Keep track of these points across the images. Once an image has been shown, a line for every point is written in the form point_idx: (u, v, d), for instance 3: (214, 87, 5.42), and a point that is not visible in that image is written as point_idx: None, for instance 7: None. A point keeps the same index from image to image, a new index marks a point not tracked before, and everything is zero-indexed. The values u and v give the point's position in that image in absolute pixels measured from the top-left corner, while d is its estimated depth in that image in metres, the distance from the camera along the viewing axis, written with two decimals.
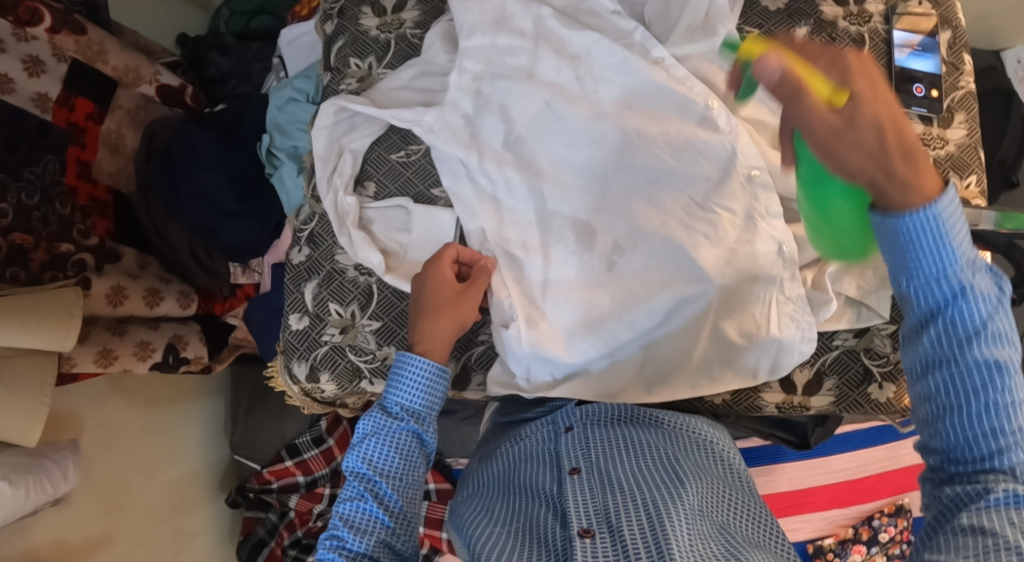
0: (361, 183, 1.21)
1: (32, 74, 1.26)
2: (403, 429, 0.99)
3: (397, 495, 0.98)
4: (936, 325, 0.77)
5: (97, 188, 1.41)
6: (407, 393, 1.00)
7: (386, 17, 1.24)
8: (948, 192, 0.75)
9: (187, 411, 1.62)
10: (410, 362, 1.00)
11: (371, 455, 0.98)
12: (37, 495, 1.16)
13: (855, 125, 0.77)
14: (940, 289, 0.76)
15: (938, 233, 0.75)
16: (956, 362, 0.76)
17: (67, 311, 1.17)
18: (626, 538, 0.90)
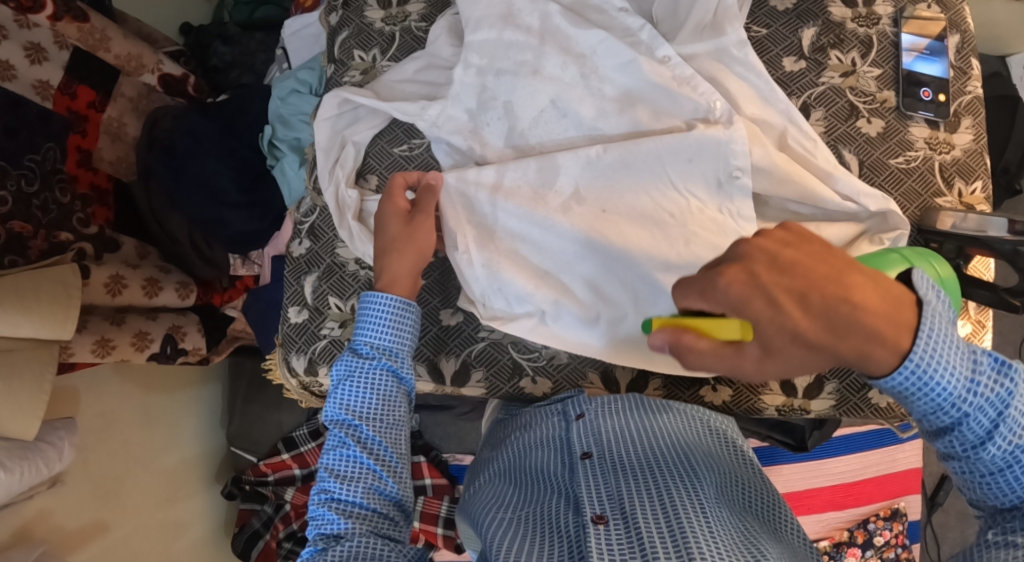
0: (364, 176, 1.21)
1: (34, 61, 1.26)
2: (374, 368, 1.01)
3: (376, 437, 1.00)
4: (950, 439, 0.81)
5: (97, 176, 1.40)
6: (372, 332, 1.02)
7: (391, 9, 1.23)
8: (915, 316, 0.78)
9: (183, 400, 1.61)
10: (373, 303, 1.02)
11: (347, 402, 1.01)
12: (32, 476, 1.17)
13: (776, 355, 0.80)
14: (948, 415, 0.80)
15: (924, 373, 0.78)
16: (976, 460, 0.81)
17: (66, 289, 1.17)
18: (641, 526, 0.86)
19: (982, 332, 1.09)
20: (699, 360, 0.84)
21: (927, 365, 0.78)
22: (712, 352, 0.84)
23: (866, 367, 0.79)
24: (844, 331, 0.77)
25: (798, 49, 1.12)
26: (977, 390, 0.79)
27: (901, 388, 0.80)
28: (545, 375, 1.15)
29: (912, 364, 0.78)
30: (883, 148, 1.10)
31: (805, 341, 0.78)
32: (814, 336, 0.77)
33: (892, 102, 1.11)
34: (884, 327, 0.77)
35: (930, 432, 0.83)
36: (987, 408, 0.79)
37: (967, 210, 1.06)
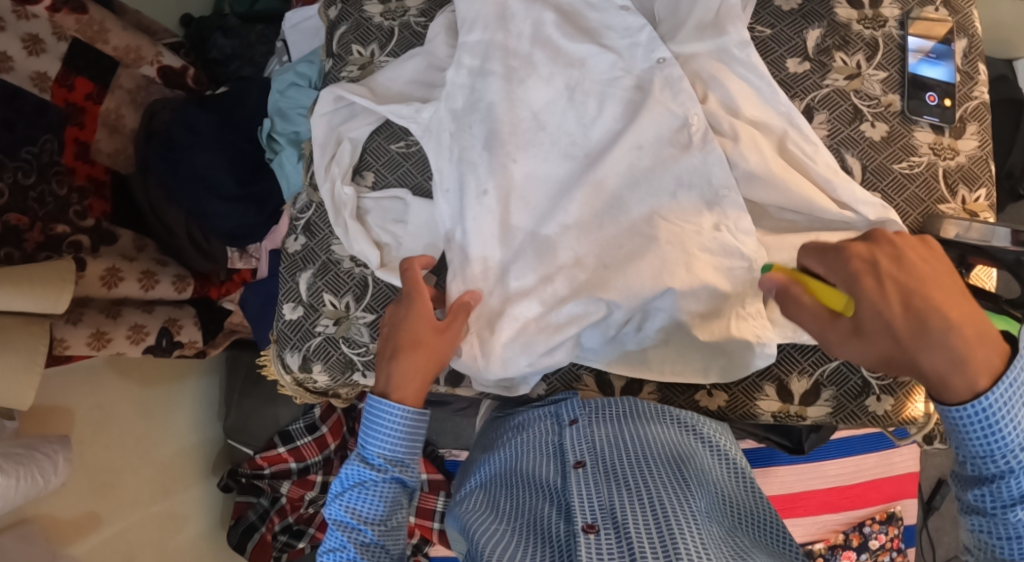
0: (360, 173, 1.20)
1: (32, 52, 1.25)
2: (384, 478, 0.98)
3: (380, 545, 0.98)
4: (988, 488, 0.82)
5: (94, 168, 1.39)
6: (383, 442, 0.98)
7: (390, 4, 1.21)
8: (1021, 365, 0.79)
9: (179, 393, 1.61)
10: (387, 413, 0.97)
11: (353, 505, 0.99)
12: (28, 488, 1.17)
13: (860, 337, 0.83)
14: (997, 463, 0.81)
15: (995, 417, 0.79)
16: (1004, 515, 0.81)
17: (59, 275, 1.16)
18: (632, 536, 0.86)
19: None
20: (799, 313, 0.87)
21: (995, 410, 0.79)
22: (814, 309, 0.86)
23: (937, 388, 0.80)
24: (935, 340, 0.79)
25: (802, 51, 1.10)
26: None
27: (971, 421, 0.80)
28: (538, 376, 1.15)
29: (987, 402, 0.79)
30: (886, 153, 1.08)
31: (892, 337, 0.81)
32: (902, 330, 0.80)
33: (897, 106, 1.09)
34: (965, 353, 0.79)
35: (969, 479, 0.84)
36: None
37: (970, 217, 1.05)
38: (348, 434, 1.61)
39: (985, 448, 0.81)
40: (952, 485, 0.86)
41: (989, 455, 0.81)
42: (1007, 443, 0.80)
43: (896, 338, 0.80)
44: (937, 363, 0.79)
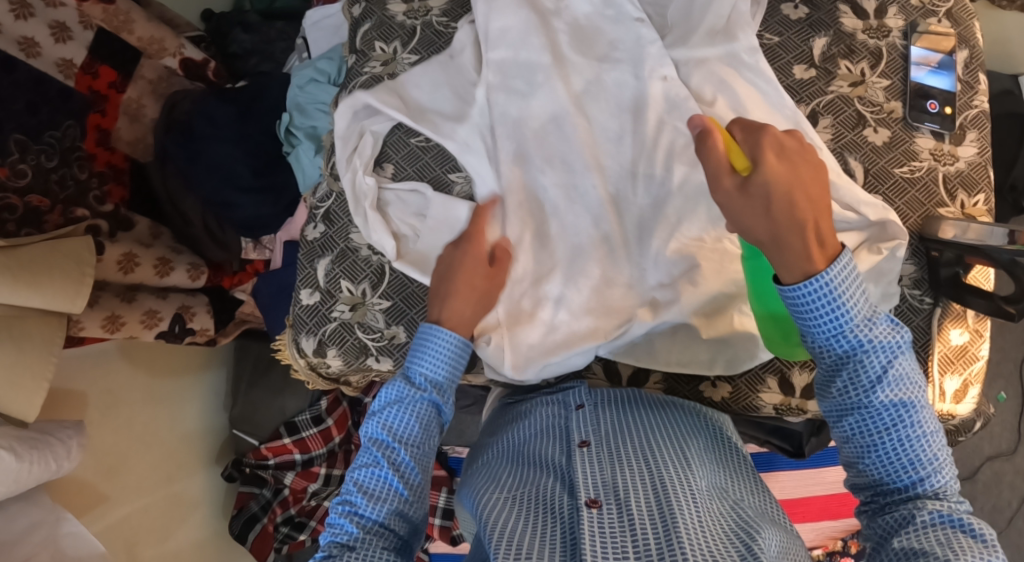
0: (381, 165, 1.22)
1: (58, 39, 1.29)
2: (422, 397, 1.00)
3: (412, 463, 0.98)
4: (843, 380, 0.89)
5: (114, 155, 1.42)
6: (429, 363, 1.02)
7: (413, 4, 1.24)
8: (845, 255, 0.86)
9: (187, 382, 1.63)
10: (436, 336, 1.02)
11: (390, 422, 0.99)
12: (41, 473, 1.19)
13: (745, 193, 0.88)
14: (842, 347, 0.88)
15: (830, 294, 0.86)
16: (863, 405, 0.88)
17: (78, 269, 1.20)
18: (634, 511, 0.88)
19: (979, 342, 1.11)
20: (711, 154, 0.90)
21: (829, 289, 0.86)
22: (721, 155, 0.90)
23: (783, 269, 0.88)
24: (796, 217, 0.87)
25: (809, 58, 1.14)
26: (872, 331, 0.87)
27: (808, 307, 0.87)
28: None
29: (823, 280, 0.86)
30: (888, 157, 1.12)
31: (766, 200, 0.87)
32: (773, 202, 0.87)
33: (899, 113, 1.13)
34: (813, 246, 0.87)
35: (828, 377, 0.90)
36: (876, 363, 0.87)
37: (969, 219, 1.08)
38: (353, 427, 1.64)
39: (831, 335, 0.88)
40: (818, 393, 0.93)
41: (831, 342, 0.88)
42: (842, 327, 0.87)
43: (768, 210, 0.87)
44: (794, 247, 0.87)
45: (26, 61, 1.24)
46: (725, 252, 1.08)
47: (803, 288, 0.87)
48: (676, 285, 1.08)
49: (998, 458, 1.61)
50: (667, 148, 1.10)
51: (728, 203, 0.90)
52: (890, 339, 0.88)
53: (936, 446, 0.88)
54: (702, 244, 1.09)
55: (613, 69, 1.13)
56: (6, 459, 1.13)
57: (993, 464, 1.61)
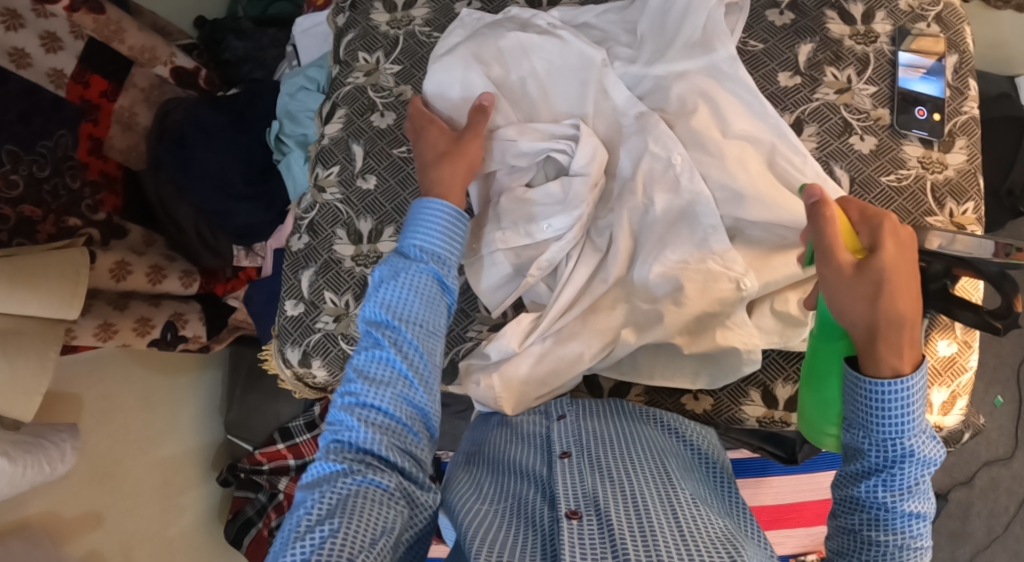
0: (364, 175, 1.20)
1: (49, 50, 1.29)
2: (422, 269, 0.95)
3: (415, 339, 0.91)
4: (877, 481, 0.85)
5: (107, 164, 1.43)
6: (424, 234, 0.97)
7: (397, 13, 1.23)
8: (926, 367, 0.83)
9: (184, 389, 1.64)
10: (429, 208, 0.98)
11: (389, 300, 0.93)
12: (34, 475, 1.20)
13: (860, 273, 0.83)
14: (891, 451, 0.84)
15: (905, 397, 0.82)
16: (885, 510, 0.85)
17: (74, 269, 1.21)
18: (614, 521, 0.87)
19: (968, 352, 1.09)
20: (823, 223, 0.85)
21: (902, 394, 0.82)
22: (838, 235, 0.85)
23: (871, 353, 0.83)
24: (898, 316, 0.81)
25: (794, 65, 1.12)
26: (925, 447, 0.84)
27: (876, 402, 0.83)
28: None
29: (901, 385, 0.82)
30: (875, 165, 1.10)
31: (877, 293, 0.82)
32: (882, 299, 0.82)
33: (886, 121, 1.11)
34: (906, 343, 0.82)
35: (857, 476, 0.87)
36: (908, 476, 0.84)
37: (956, 229, 1.06)
38: None
39: (887, 439, 0.84)
40: (838, 482, 0.89)
41: (881, 445, 0.84)
42: (901, 434, 0.83)
43: (875, 300, 0.82)
44: (890, 339, 0.82)
45: (17, 72, 1.25)
46: (710, 272, 1.02)
47: (881, 383, 0.82)
48: (660, 305, 1.03)
49: (997, 464, 1.59)
50: (645, 169, 1.05)
51: (830, 291, 0.85)
52: (932, 460, 0.84)
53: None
54: (686, 265, 1.03)
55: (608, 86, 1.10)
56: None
57: (992, 469, 1.59)
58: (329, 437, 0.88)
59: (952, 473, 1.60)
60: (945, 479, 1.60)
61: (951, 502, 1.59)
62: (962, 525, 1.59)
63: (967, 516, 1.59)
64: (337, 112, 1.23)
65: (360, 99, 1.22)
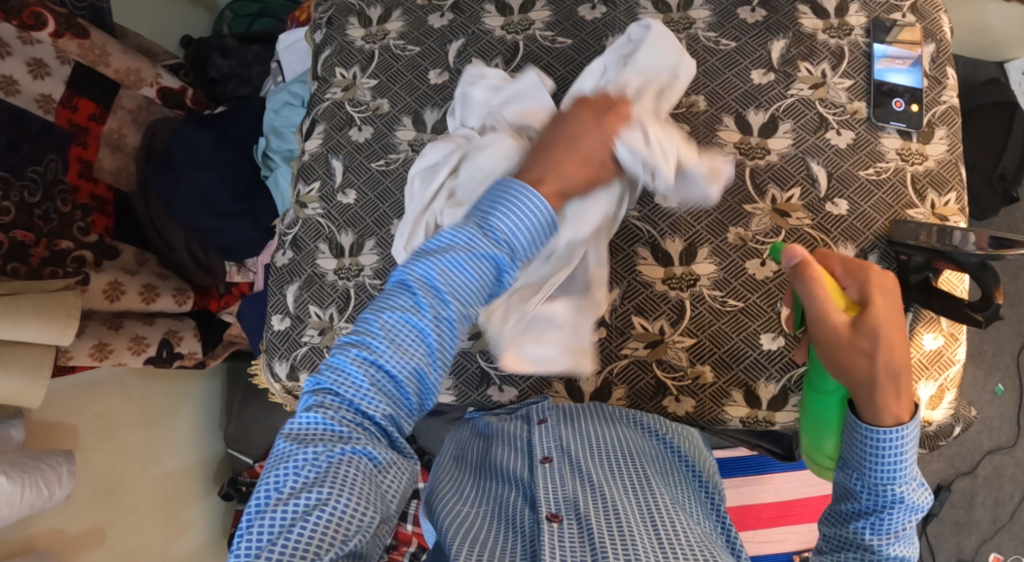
0: (343, 190, 1.20)
1: (36, 76, 1.31)
2: (488, 253, 0.84)
3: (455, 320, 0.82)
4: (866, 522, 0.85)
5: (98, 186, 1.45)
6: (506, 210, 0.85)
7: (371, 28, 1.24)
8: (919, 416, 0.83)
9: (183, 404, 1.66)
10: (520, 191, 0.86)
11: (449, 267, 0.82)
12: (32, 499, 1.21)
13: (852, 334, 0.84)
14: (880, 497, 0.84)
15: (898, 446, 0.83)
16: (869, 550, 0.85)
17: (65, 308, 1.22)
18: (594, 529, 0.87)
19: (954, 345, 1.07)
20: (825, 289, 0.85)
21: (895, 441, 0.82)
22: (829, 292, 0.86)
23: (873, 405, 0.83)
24: (894, 371, 0.83)
25: (767, 62, 1.11)
26: (915, 495, 0.84)
27: (871, 449, 0.83)
28: (511, 383, 1.12)
29: (894, 433, 0.82)
30: (853, 160, 1.09)
31: (873, 349, 0.83)
32: (878, 352, 0.83)
33: (863, 114, 1.10)
34: (905, 388, 0.83)
35: (848, 514, 0.87)
36: (896, 521, 0.84)
37: (938, 220, 1.05)
38: None
39: (878, 488, 0.84)
40: (827, 519, 0.89)
41: (871, 491, 0.84)
42: (892, 487, 0.83)
43: (872, 352, 0.83)
44: (888, 394, 0.83)
45: (6, 98, 1.26)
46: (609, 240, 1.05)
47: (873, 433, 0.83)
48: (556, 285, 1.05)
49: (999, 452, 1.56)
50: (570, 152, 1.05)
51: (825, 344, 0.86)
52: (920, 508, 0.84)
53: None
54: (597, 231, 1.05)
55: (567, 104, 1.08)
56: None
57: (994, 457, 1.57)
58: (326, 385, 0.80)
59: (954, 463, 1.57)
60: (948, 469, 1.58)
61: (954, 492, 1.57)
62: (967, 514, 1.56)
63: (971, 505, 1.56)
64: (316, 128, 1.24)
65: (337, 115, 1.23)
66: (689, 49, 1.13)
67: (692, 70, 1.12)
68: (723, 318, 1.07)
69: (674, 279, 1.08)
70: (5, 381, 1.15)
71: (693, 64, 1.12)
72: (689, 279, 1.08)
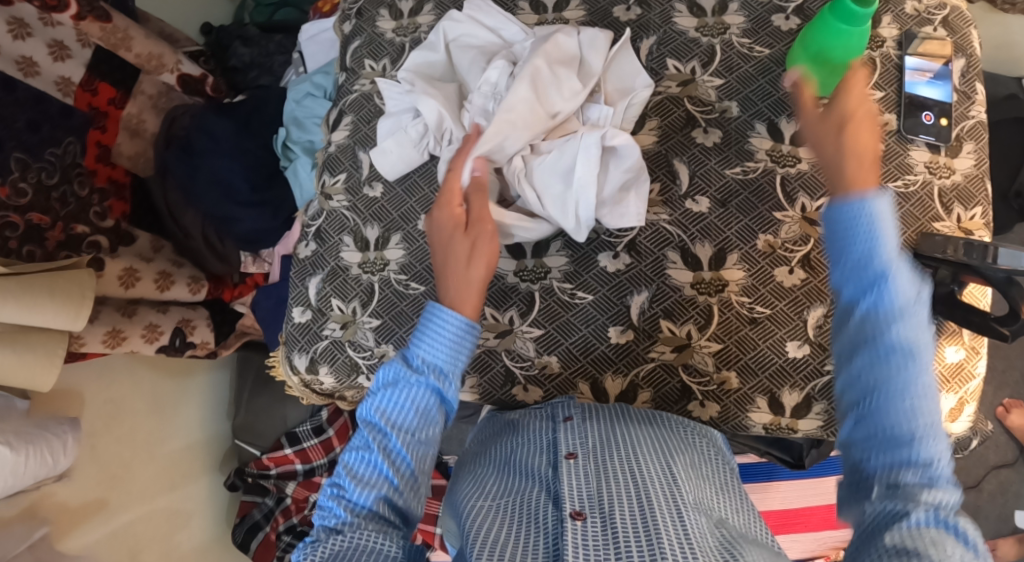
0: (370, 182, 1.20)
1: (57, 58, 1.29)
2: (422, 382, 0.87)
3: (405, 451, 0.86)
4: (863, 371, 0.77)
5: (115, 171, 1.44)
6: (429, 344, 0.88)
7: (403, 21, 1.23)
8: (886, 192, 0.79)
9: (191, 392, 1.65)
10: (439, 317, 0.89)
11: (385, 405, 0.87)
12: (37, 467, 1.20)
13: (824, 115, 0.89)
14: (866, 342, 0.77)
15: (868, 219, 0.79)
16: (874, 344, 0.76)
17: (80, 289, 1.19)
18: (618, 526, 0.85)
19: (975, 358, 1.08)
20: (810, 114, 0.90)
21: (865, 240, 0.79)
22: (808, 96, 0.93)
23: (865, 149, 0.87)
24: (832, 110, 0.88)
25: None
26: (906, 332, 0.76)
27: (848, 225, 0.80)
28: (536, 383, 1.12)
29: (864, 193, 0.80)
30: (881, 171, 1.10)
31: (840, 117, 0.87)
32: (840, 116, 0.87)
33: (892, 126, 1.11)
34: (860, 165, 0.84)
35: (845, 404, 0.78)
36: (890, 357, 0.75)
37: (965, 235, 1.06)
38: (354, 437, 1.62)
39: (859, 279, 0.79)
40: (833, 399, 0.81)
41: (862, 297, 0.78)
42: (880, 289, 0.77)
43: (842, 129, 0.86)
44: (858, 139, 0.85)
45: (25, 80, 1.24)
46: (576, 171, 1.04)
47: (847, 205, 0.80)
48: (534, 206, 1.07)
49: (1005, 467, 1.58)
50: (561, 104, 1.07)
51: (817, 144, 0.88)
52: (922, 325, 0.76)
53: (936, 456, 0.73)
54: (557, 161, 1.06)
55: (557, 31, 1.09)
56: (2, 452, 1.13)
57: (1001, 473, 1.58)
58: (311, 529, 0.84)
59: (961, 478, 1.58)
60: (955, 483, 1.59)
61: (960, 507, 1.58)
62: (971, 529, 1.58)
63: (977, 520, 1.58)
64: (343, 119, 1.23)
65: (366, 107, 1.22)
66: (722, 54, 1.13)
67: (725, 76, 1.13)
68: (750, 325, 1.07)
69: (702, 284, 1.08)
70: (11, 358, 1.13)
71: (726, 69, 1.13)
72: (718, 285, 1.08)
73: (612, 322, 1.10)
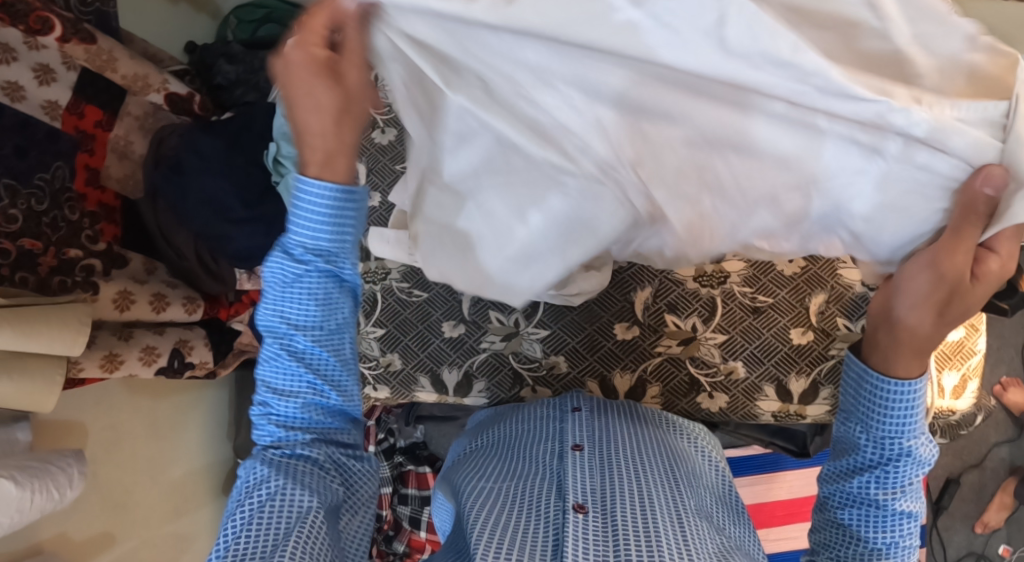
0: (367, 193, 1.20)
1: (42, 81, 1.27)
2: (309, 272, 0.83)
3: (320, 352, 0.86)
4: (870, 478, 0.81)
5: (105, 194, 1.43)
6: (305, 229, 0.81)
7: None
8: (924, 380, 0.77)
9: (190, 415, 1.63)
10: (308, 191, 0.80)
11: (282, 307, 0.85)
12: (43, 503, 1.16)
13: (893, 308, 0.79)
14: (887, 448, 0.80)
15: (908, 400, 0.78)
16: (877, 509, 0.82)
17: (76, 317, 1.18)
18: (619, 522, 0.87)
19: (976, 336, 1.10)
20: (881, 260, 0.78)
21: (911, 392, 0.77)
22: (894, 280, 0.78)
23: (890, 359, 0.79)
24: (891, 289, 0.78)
25: None
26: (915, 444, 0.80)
27: (878, 400, 0.79)
28: (545, 384, 1.13)
29: (908, 388, 0.77)
30: None
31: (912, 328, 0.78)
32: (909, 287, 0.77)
33: None
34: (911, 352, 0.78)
35: (843, 475, 0.84)
36: (891, 452, 0.80)
37: None
38: None
39: (876, 452, 0.81)
40: (828, 475, 0.86)
41: (869, 470, 0.82)
42: (890, 469, 0.81)
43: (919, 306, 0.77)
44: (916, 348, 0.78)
45: (12, 105, 1.23)
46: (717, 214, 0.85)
47: (881, 383, 0.79)
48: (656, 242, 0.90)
49: (1005, 444, 1.60)
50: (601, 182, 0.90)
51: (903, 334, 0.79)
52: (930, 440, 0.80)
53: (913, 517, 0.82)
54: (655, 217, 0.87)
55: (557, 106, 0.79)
56: (7, 489, 1.09)
57: (1002, 450, 1.60)
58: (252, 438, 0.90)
59: (962, 457, 1.61)
60: (957, 462, 1.62)
61: (964, 485, 1.61)
62: (976, 507, 1.60)
63: (980, 497, 1.60)
64: None
65: None
66: None
67: None
68: (754, 314, 1.08)
69: (704, 277, 1.09)
70: (9, 385, 1.10)
71: None
72: (720, 276, 1.09)
73: (616, 319, 1.11)
